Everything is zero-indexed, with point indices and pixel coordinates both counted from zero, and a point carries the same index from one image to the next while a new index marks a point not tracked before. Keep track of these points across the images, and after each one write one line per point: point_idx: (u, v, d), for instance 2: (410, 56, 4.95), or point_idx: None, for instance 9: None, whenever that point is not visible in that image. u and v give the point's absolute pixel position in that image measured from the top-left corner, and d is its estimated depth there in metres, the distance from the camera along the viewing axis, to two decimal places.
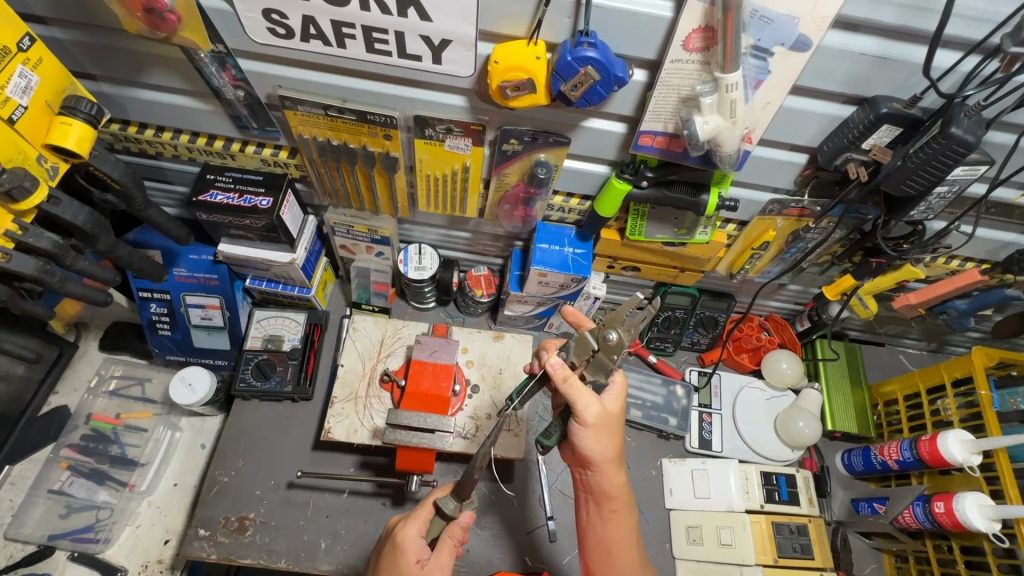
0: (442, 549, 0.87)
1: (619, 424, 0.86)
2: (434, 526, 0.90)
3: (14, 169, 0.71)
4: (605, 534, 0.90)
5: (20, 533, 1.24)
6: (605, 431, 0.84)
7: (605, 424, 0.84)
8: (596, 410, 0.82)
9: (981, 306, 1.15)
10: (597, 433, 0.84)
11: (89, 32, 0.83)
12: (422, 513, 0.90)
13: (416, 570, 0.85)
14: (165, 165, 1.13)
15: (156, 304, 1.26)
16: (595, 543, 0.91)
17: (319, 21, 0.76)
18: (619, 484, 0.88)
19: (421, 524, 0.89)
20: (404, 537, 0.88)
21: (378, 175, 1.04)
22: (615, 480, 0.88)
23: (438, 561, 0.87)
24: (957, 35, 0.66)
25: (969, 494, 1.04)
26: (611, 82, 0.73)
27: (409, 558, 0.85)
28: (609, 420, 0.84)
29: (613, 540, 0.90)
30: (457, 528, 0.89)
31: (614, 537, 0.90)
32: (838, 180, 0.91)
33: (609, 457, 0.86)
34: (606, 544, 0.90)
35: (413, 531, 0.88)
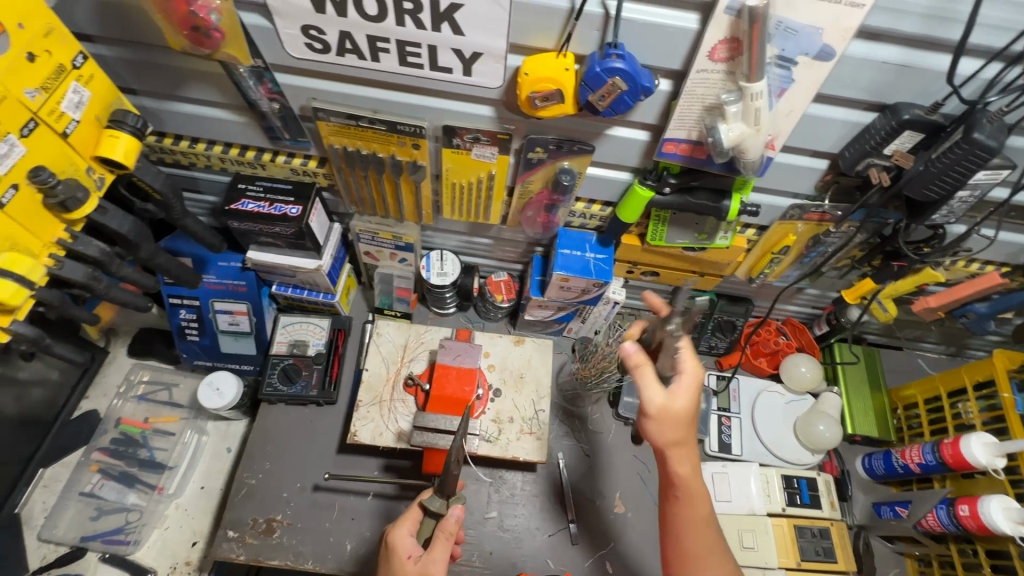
0: (436, 545, 0.88)
1: (688, 415, 0.82)
2: (425, 525, 0.92)
3: (68, 181, 0.74)
4: (685, 524, 0.85)
5: (53, 534, 1.27)
6: (669, 420, 0.82)
7: (672, 414, 0.82)
8: (660, 399, 0.82)
9: (1003, 310, 1.16)
10: (658, 420, 0.82)
11: (134, 48, 0.87)
12: (411, 514, 0.93)
13: (409, 566, 0.87)
14: (197, 175, 1.16)
15: (186, 310, 1.30)
16: (678, 535, 0.85)
17: (355, 36, 0.79)
18: (691, 474, 0.83)
19: (411, 524, 0.92)
20: (394, 537, 0.91)
21: (404, 183, 1.07)
22: (686, 468, 0.83)
23: (432, 556, 0.87)
24: (979, 43, 0.68)
25: (993, 497, 1.04)
26: (638, 92, 0.76)
27: (399, 555, 0.88)
28: (676, 408, 0.82)
29: (693, 532, 0.84)
30: (449, 523, 0.89)
31: (694, 529, 0.84)
32: (858, 185, 0.93)
33: (676, 443, 0.82)
34: (686, 535, 0.85)
35: (403, 533, 0.91)
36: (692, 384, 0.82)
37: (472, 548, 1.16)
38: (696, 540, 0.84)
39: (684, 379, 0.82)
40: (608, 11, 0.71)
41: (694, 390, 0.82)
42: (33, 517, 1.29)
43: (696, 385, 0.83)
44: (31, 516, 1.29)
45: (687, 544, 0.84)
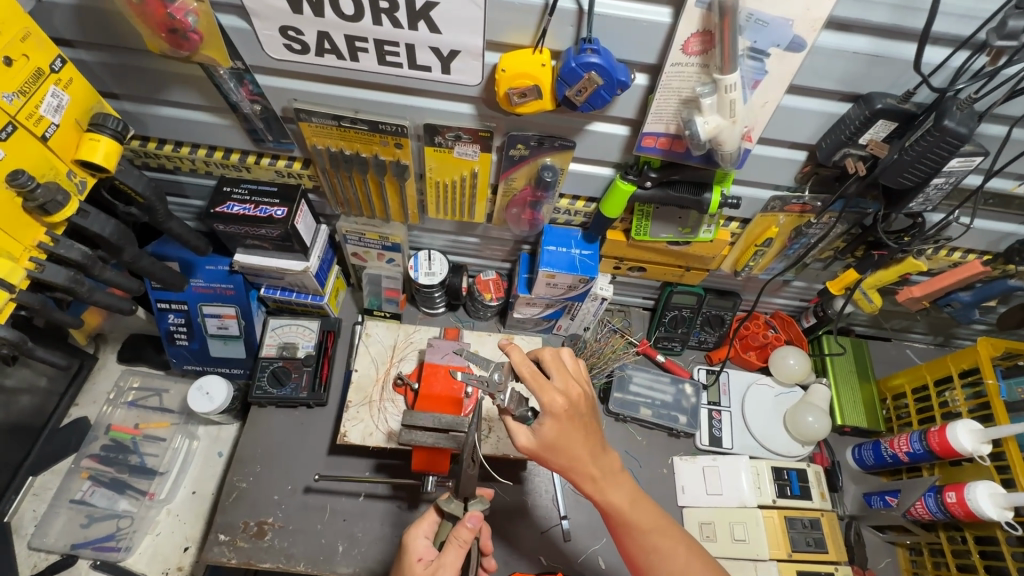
0: (448, 549, 0.86)
1: (566, 444, 0.83)
2: (442, 528, 0.92)
3: (48, 184, 0.75)
4: (622, 529, 0.89)
5: (43, 542, 1.27)
6: (551, 455, 0.84)
7: (549, 449, 0.83)
8: (530, 444, 0.84)
9: (985, 298, 1.17)
10: (545, 459, 0.85)
11: (114, 52, 0.87)
12: (428, 516, 0.94)
13: (419, 568, 0.87)
14: (183, 180, 1.17)
15: (174, 315, 1.29)
16: (621, 540, 0.91)
17: (333, 36, 0.79)
18: (599, 484, 0.87)
19: (428, 526, 0.93)
20: (410, 537, 0.92)
21: (389, 183, 1.08)
22: (591, 485, 0.87)
23: (442, 560, 0.85)
24: (946, 32, 0.69)
25: (980, 484, 1.05)
26: (615, 87, 0.76)
27: (410, 557, 0.89)
28: (555, 446, 0.83)
29: (631, 536, 0.89)
30: (462, 529, 0.86)
31: (629, 532, 0.89)
32: (837, 176, 0.93)
33: (567, 467, 0.85)
34: (627, 540, 0.90)
35: (419, 534, 0.92)
36: (555, 419, 0.81)
37: None
38: (636, 540, 0.89)
39: (545, 422, 0.82)
40: (581, 7, 0.71)
41: (562, 423, 0.82)
42: (23, 525, 1.29)
43: (561, 416, 0.82)
44: (21, 525, 1.29)
45: (631, 547, 0.89)
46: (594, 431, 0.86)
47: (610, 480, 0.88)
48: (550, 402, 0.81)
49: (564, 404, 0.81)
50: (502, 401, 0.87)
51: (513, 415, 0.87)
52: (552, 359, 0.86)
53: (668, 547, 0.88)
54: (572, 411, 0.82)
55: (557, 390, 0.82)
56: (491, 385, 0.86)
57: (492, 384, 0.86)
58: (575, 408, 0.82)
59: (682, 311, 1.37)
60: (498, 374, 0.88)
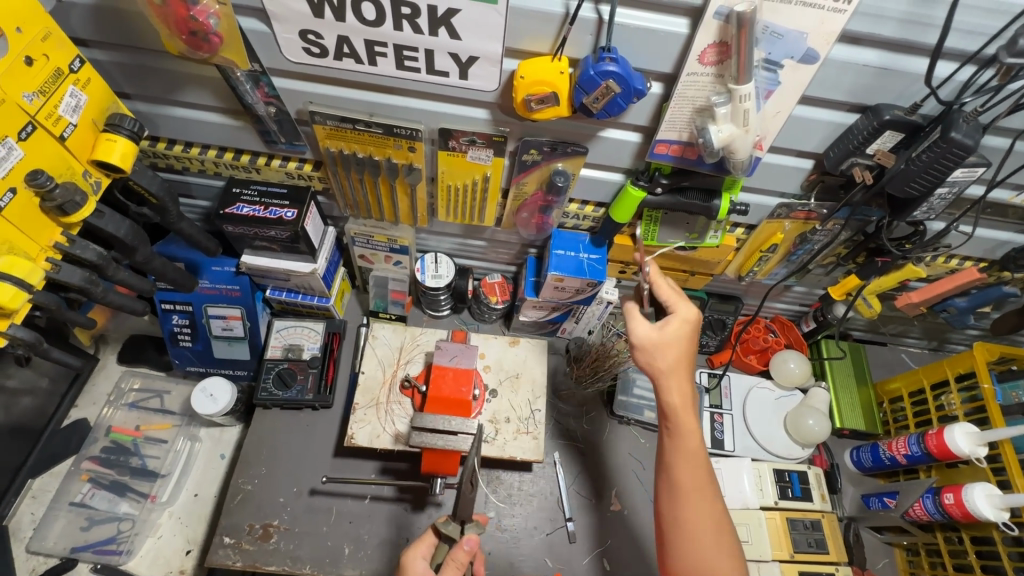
0: (446, 571, 0.86)
1: (677, 347, 0.91)
2: (438, 550, 0.91)
3: (66, 185, 0.75)
4: (682, 455, 0.91)
5: (42, 546, 1.25)
6: (658, 354, 0.91)
7: (662, 346, 0.91)
8: (648, 336, 0.91)
9: (980, 304, 1.20)
10: (653, 356, 0.92)
11: (128, 53, 0.87)
12: (426, 538, 0.93)
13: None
14: (191, 180, 1.16)
15: (179, 316, 1.29)
16: (671, 466, 0.92)
17: (353, 40, 0.80)
18: (680, 403, 0.91)
19: (424, 548, 0.92)
20: (407, 559, 0.91)
21: (399, 186, 1.08)
22: (676, 397, 0.91)
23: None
24: (953, 47, 0.71)
25: (977, 485, 1.07)
26: (631, 94, 0.78)
27: None
28: (661, 346, 0.91)
29: (686, 464, 0.90)
30: (459, 551, 0.86)
31: (690, 462, 0.90)
32: (842, 184, 0.96)
33: (662, 373, 0.91)
34: (680, 469, 0.90)
35: (416, 555, 0.91)
36: (681, 322, 0.92)
37: None
38: (691, 474, 0.90)
39: (671, 318, 0.92)
40: (602, 16, 0.73)
41: (685, 327, 0.92)
42: (21, 529, 1.27)
43: (686, 322, 0.92)
44: (19, 528, 1.27)
45: (684, 478, 0.90)
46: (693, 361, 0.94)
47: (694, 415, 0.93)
48: (682, 309, 0.92)
49: (696, 315, 0.93)
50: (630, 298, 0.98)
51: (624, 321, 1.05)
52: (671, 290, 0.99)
53: (712, 488, 0.90)
54: (696, 328, 0.93)
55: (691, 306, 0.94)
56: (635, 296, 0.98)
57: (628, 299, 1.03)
58: (696, 326, 0.93)
59: None
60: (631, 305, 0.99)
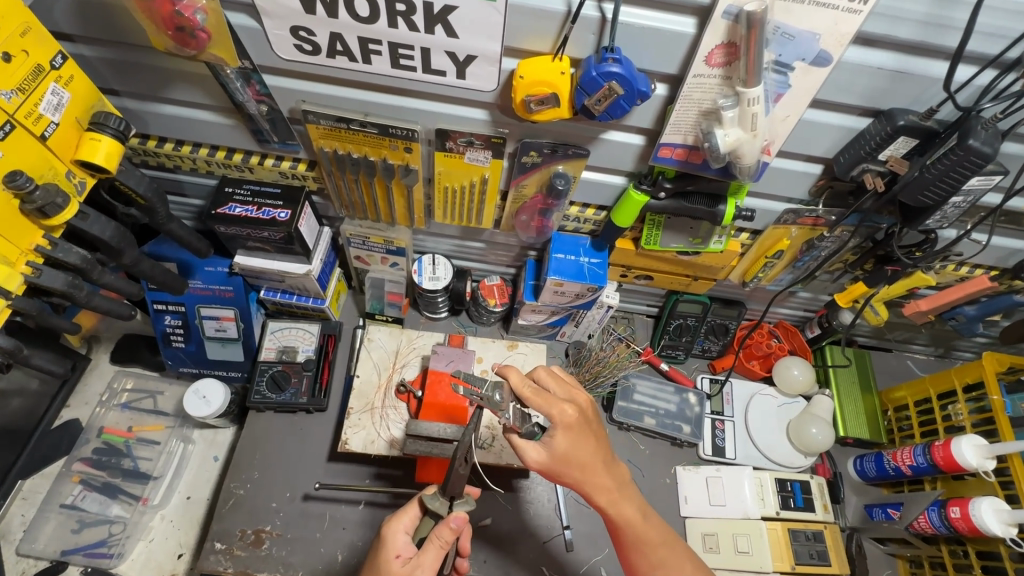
0: (427, 548, 0.84)
1: (578, 455, 0.82)
2: (423, 525, 0.89)
3: (47, 186, 0.72)
4: (630, 543, 0.88)
5: (32, 548, 1.23)
6: (563, 472, 0.83)
7: (562, 465, 0.82)
8: (540, 459, 0.82)
9: (990, 312, 1.17)
10: (558, 474, 0.83)
11: (115, 48, 0.84)
12: (410, 509, 0.90)
13: (396, 566, 0.85)
14: (183, 179, 1.13)
15: (171, 316, 1.26)
16: (626, 552, 0.90)
17: (346, 38, 0.77)
18: (609, 501, 0.86)
19: (409, 521, 0.89)
20: (390, 531, 0.88)
21: (395, 187, 1.05)
22: (603, 497, 0.85)
23: (421, 560, 0.84)
24: (974, 50, 0.68)
25: (985, 499, 1.05)
26: (634, 97, 0.75)
27: (387, 553, 0.86)
28: (568, 461, 0.82)
29: (639, 550, 0.88)
30: (444, 528, 0.84)
31: (638, 547, 0.88)
32: (852, 190, 0.93)
33: (581, 481, 0.83)
34: (634, 553, 0.89)
35: (398, 527, 0.88)
36: (566, 432, 0.81)
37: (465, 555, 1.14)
38: (647, 556, 0.88)
39: (556, 437, 0.81)
40: (605, 15, 0.70)
41: (574, 435, 0.81)
42: (11, 531, 1.25)
43: (572, 427, 0.81)
44: (9, 530, 1.25)
45: (639, 563, 0.89)
46: (603, 441, 0.86)
47: (624, 493, 0.87)
48: (559, 413, 0.80)
49: (573, 413, 0.81)
50: (505, 419, 0.84)
51: (518, 432, 0.85)
52: (549, 376, 0.86)
53: (675, 563, 0.88)
54: (583, 420, 0.82)
55: (566, 402, 0.82)
56: (491, 405, 0.82)
57: (493, 404, 0.81)
58: (583, 416, 0.83)
59: (688, 319, 1.36)
60: (497, 394, 0.83)
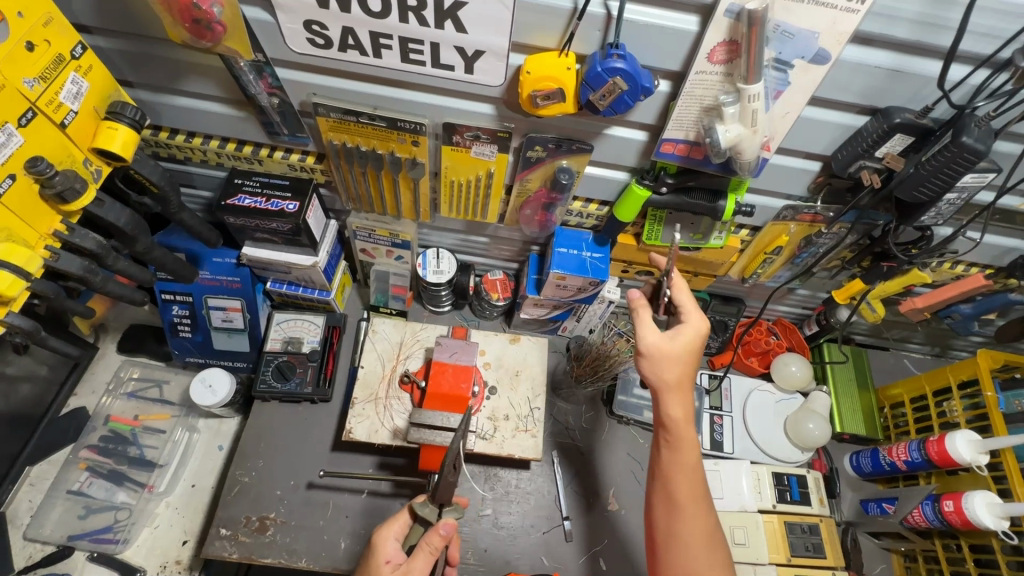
0: (417, 553, 0.86)
1: (682, 357, 0.91)
2: (413, 531, 0.91)
3: (65, 172, 0.74)
4: (680, 469, 0.91)
5: (39, 534, 1.25)
6: (659, 363, 0.91)
7: (667, 358, 0.91)
8: (657, 345, 0.91)
9: (985, 311, 1.19)
10: (656, 369, 0.91)
11: (132, 40, 0.86)
12: (399, 517, 0.92)
13: (385, 572, 0.87)
14: (193, 170, 1.15)
15: (179, 306, 1.28)
16: (668, 477, 0.91)
17: (358, 32, 0.79)
18: (682, 416, 0.91)
19: (399, 528, 0.91)
20: (380, 538, 0.91)
21: (402, 180, 1.07)
22: (676, 411, 0.91)
23: (410, 567, 0.85)
24: (968, 50, 0.70)
25: (977, 493, 1.07)
26: (638, 92, 0.77)
27: (378, 559, 0.89)
28: (664, 357, 0.91)
29: (684, 476, 0.90)
30: (433, 535, 0.86)
31: (684, 473, 0.90)
32: (850, 187, 0.95)
33: (666, 385, 0.91)
34: (677, 483, 0.91)
35: (388, 533, 0.91)
36: (694, 335, 0.92)
37: (466, 544, 1.16)
38: (693, 484, 0.90)
39: (683, 331, 0.92)
40: (610, 12, 0.72)
41: (695, 343, 0.92)
42: (18, 516, 1.27)
43: (695, 336, 0.92)
44: (16, 515, 1.27)
45: (680, 491, 0.90)
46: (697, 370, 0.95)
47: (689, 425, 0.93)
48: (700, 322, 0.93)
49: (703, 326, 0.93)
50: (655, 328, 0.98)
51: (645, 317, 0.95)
52: None
53: (707, 500, 0.90)
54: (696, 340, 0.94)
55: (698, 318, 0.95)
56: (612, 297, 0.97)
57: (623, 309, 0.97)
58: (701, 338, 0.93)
59: None
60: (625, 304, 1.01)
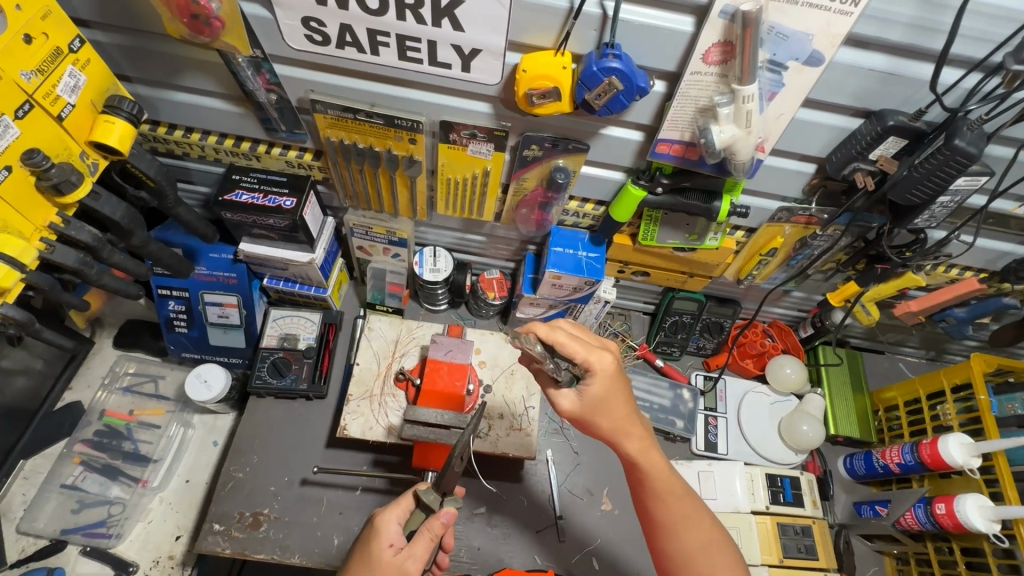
0: (418, 539, 0.87)
1: (613, 401, 0.87)
2: (414, 518, 0.90)
3: (62, 165, 0.75)
4: (654, 495, 0.91)
5: (33, 527, 1.25)
6: (596, 415, 0.88)
7: (597, 411, 0.87)
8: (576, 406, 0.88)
9: (979, 315, 1.19)
10: (593, 421, 0.88)
11: (131, 35, 0.86)
12: (403, 501, 0.91)
13: (388, 555, 0.86)
14: (191, 166, 1.16)
15: (175, 302, 1.28)
16: (649, 509, 0.92)
17: (355, 29, 0.79)
18: (639, 449, 0.90)
19: (400, 512, 0.90)
20: (382, 521, 0.89)
21: (400, 177, 1.07)
22: (634, 445, 0.89)
23: (412, 552, 0.86)
24: (960, 53, 0.71)
25: (969, 496, 1.07)
26: (633, 92, 0.77)
27: (381, 542, 0.87)
28: (594, 413, 0.87)
29: (661, 503, 0.90)
30: (435, 522, 0.87)
31: (662, 499, 0.90)
32: (844, 190, 0.95)
33: (613, 427, 0.89)
34: (657, 507, 0.91)
35: (391, 517, 0.89)
36: (604, 379, 0.85)
37: (459, 542, 1.16)
38: (670, 511, 0.90)
39: (591, 385, 0.85)
40: (606, 12, 0.72)
41: (611, 383, 0.85)
42: (12, 509, 1.27)
43: (608, 376, 0.85)
44: (10, 508, 1.27)
45: (662, 518, 0.90)
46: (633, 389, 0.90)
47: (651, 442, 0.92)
48: (599, 361, 0.84)
49: (609, 360, 0.85)
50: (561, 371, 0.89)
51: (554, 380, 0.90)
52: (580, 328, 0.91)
53: (694, 514, 0.91)
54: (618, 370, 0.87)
55: (604, 351, 0.86)
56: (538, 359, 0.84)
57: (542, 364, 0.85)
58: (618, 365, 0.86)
59: (683, 317, 1.38)
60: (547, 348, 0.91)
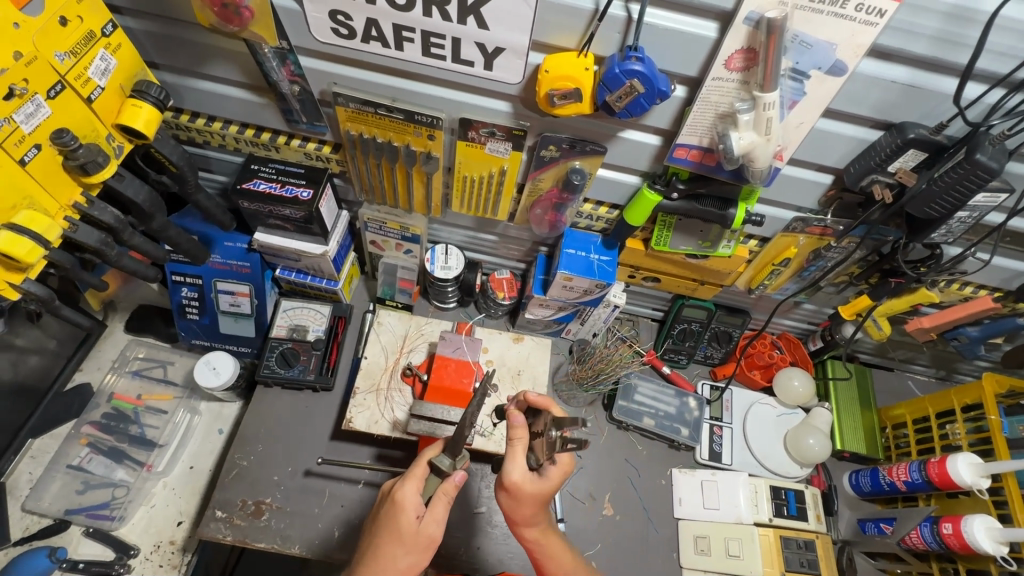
0: (435, 504, 0.87)
1: (519, 509, 0.89)
2: (429, 484, 0.88)
3: (89, 145, 0.76)
4: None
5: (37, 506, 1.26)
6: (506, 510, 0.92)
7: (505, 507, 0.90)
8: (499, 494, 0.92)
9: (992, 334, 1.18)
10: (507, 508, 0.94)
11: (161, 23, 0.88)
12: (417, 471, 0.88)
13: (412, 525, 0.85)
14: (210, 154, 1.17)
15: (188, 289, 1.29)
16: None
17: (382, 24, 0.81)
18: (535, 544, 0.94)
19: (417, 482, 0.87)
20: (402, 496, 0.86)
21: (416, 173, 1.08)
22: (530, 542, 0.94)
23: (433, 516, 0.87)
24: (985, 68, 0.71)
25: (977, 516, 1.05)
26: (654, 96, 0.77)
27: (408, 516, 0.85)
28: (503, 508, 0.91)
29: None
30: (450, 485, 0.87)
31: None
32: (861, 202, 0.95)
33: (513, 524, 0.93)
34: None
35: (410, 490, 0.86)
36: (509, 493, 0.87)
37: (459, 542, 1.14)
38: None
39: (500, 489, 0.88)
40: (630, 15, 0.73)
41: (516, 497, 0.87)
42: (18, 487, 1.28)
43: (513, 492, 0.87)
44: (16, 486, 1.28)
45: None
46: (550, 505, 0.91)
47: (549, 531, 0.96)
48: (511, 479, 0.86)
49: (518, 482, 0.85)
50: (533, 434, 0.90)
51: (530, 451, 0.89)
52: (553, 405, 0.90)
53: None
54: (524, 494, 0.87)
55: (521, 469, 0.86)
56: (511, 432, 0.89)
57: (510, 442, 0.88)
58: (525, 491, 0.86)
59: (692, 324, 1.38)
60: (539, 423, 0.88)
